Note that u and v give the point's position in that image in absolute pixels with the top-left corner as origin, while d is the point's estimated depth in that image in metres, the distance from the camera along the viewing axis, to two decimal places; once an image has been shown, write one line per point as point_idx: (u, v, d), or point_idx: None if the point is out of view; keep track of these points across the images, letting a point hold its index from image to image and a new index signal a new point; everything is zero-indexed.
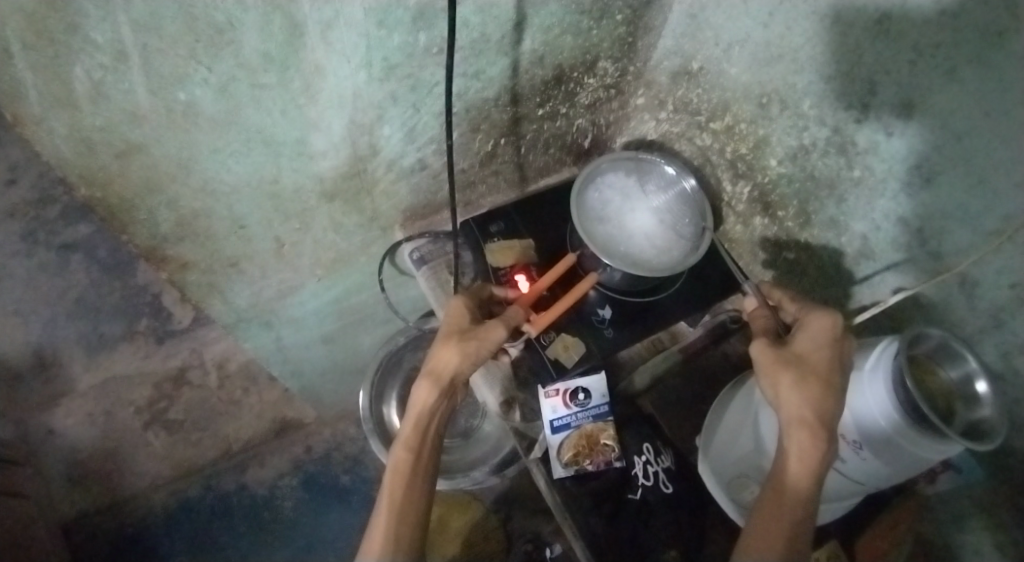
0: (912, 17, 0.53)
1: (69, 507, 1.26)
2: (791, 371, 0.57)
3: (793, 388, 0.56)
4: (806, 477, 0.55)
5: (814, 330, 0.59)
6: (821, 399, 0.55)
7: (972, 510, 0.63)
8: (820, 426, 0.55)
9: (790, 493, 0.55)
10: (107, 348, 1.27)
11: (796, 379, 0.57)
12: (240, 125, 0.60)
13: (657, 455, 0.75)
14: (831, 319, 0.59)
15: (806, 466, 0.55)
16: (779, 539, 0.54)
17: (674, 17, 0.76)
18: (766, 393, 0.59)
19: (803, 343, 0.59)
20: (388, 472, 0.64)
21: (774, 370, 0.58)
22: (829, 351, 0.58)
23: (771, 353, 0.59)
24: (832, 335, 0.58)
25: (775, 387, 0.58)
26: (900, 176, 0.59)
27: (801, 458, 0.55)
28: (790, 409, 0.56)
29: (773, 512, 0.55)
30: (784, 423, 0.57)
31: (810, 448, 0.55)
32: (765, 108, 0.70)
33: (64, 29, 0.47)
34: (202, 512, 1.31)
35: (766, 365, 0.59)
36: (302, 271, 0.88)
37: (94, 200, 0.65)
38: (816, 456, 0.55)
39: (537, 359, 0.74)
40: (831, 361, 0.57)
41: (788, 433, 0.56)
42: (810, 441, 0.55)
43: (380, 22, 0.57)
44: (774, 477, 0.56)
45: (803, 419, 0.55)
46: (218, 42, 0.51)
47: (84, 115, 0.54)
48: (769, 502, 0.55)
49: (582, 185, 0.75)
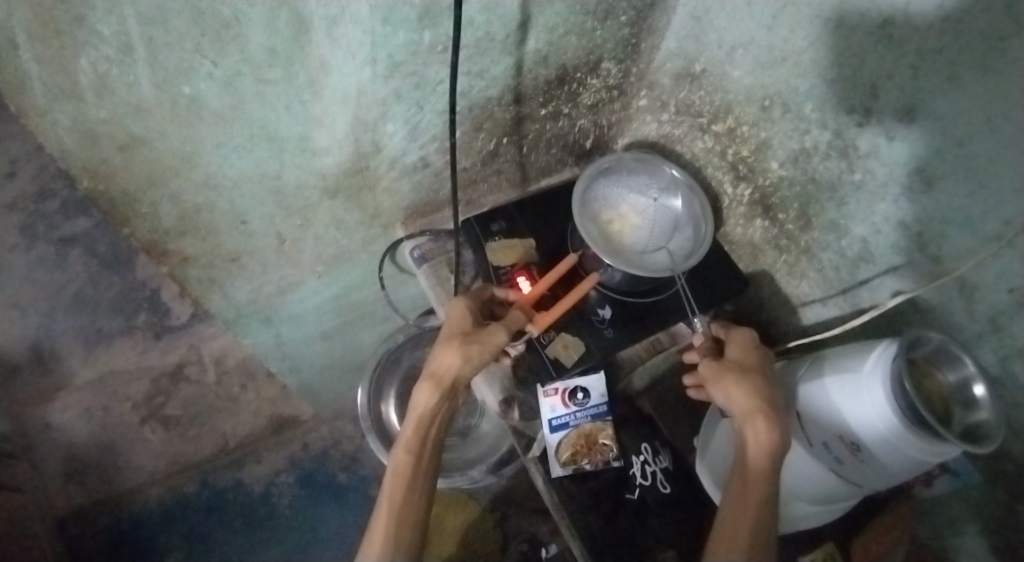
0: (915, 22, 0.53)
1: (64, 503, 1.24)
2: (735, 372, 0.61)
3: (738, 384, 0.60)
4: (768, 462, 0.56)
5: (739, 341, 0.66)
6: (765, 392, 0.59)
7: (966, 514, 0.64)
8: (769, 411, 0.57)
9: (756, 480, 0.56)
10: (105, 343, 1.30)
11: (741, 378, 0.60)
12: (245, 120, 0.60)
13: (656, 456, 0.76)
14: (748, 332, 0.66)
15: (766, 452, 0.56)
16: (750, 525, 0.55)
17: (678, 19, 0.76)
18: (717, 397, 0.61)
19: (733, 352, 0.65)
20: (388, 474, 0.64)
21: (721, 375, 0.62)
22: (755, 356, 0.64)
23: (715, 363, 0.63)
24: (753, 345, 0.65)
25: (726, 389, 0.60)
26: (901, 181, 0.60)
27: (758, 443, 0.56)
28: (741, 405, 0.59)
29: (743, 501, 0.55)
30: (737, 419, 0.59)
31: (765, 431, 0.56)
32: (767, 111, 0.70)
33: (71, 21, 0.46)
34: (198, 508, 1.29)
35: (713, 372, 0.62)
36: (302, 268, 0.88)
37: (96, 193, 0.64)
38: (773, 439, 0.56)
39: (537, 359, 0.73)
40: (760, 364, 0.63)
41: (744, 424, 0.58)
42: (765, 426, 0.57)
43: (386, 19, 0.57)
44: (739, 469, 0.57)
45: (754, 408, 0.58)
46: (224, 37, 0.51)
47: (89, 108, 0.54)
48: (738, 493, 0.56)
49: (587, 180, 0.76)
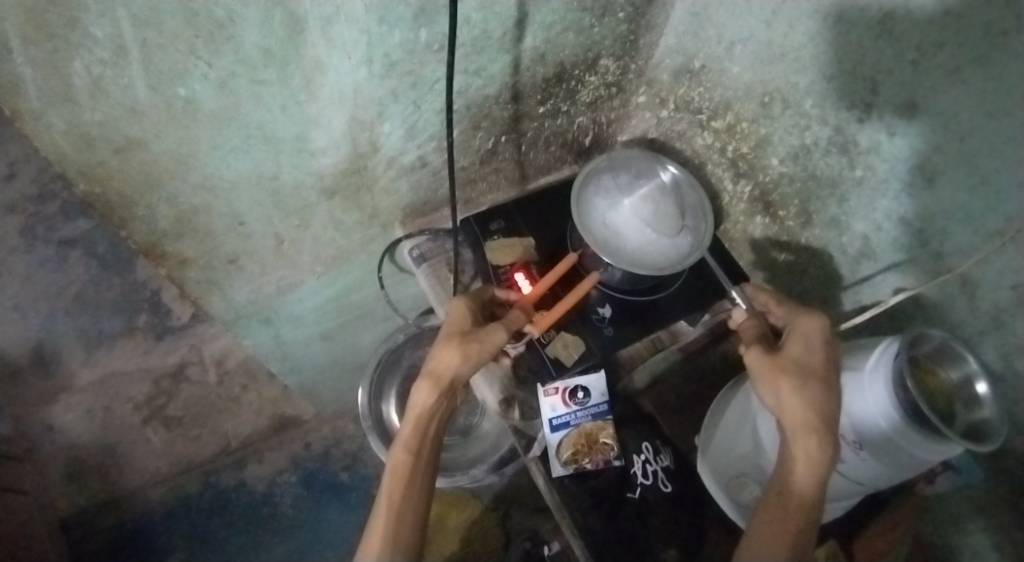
0: (914, 17, 0.53)
1: (67, 504, 1.27)
2: (794, 378, 0.58)
3: (797, 396, 0.57)
4: (813, 484, 0.55)
5: (805, 333, 0.61)
6: (824, 405, 0.56)
7: (971, 510, 0.63)
8: (825, 431, 0.55)
9: (799, 500, 0.55)
10: (106, 345, 1.26)
11: (799, 386, 0.57)
12: (239, 120, 0.60)
13: (657, 455, 0.75)
14: (819, 327, 0.61)
15: (812, 471, 0.55)
16: (790, 542, 0.54)
17: (677, 15, 0.76)
18: (768, 401, 0.59)
19: (798, 350, 0.60)
20: (387, 473, 0.63)
21: (775, 378, 0.59)
22: (822, 356, 0.59)
23: (772, 363, 0.60)
24: (821, 343, 0.60)
25: (778, 395, 0.58)
26: (902, 177, 0.59)
27: (806, 464, 0.55)
28: (794, 416, 0.56)
29: (782, 518, 0.55)
30: (787, 430, 0.57)
31: (817, 452, 0.55)
32: (767, 107, 0.70)
33: (63, 24, 0.46)
34: (200, 509, 1.33)
35: (767, 376, 0.59)
36: (301, 268, 0.88)
37: (93, 195, 0.64)
38: (821, 462, 0.55)
39: (537, 359, 0.74)
40: (827, 368, 0.58)
41: (793, 439, 0.56)
42: (818, 447, 0.55)
43: (381, 18, 0.56)
44: (779, 484, 0.56)
45: (809, 425, 0.56)
46: (219, 37, 0.51)
47: (83, 110, 0.54)
48: (776, 509, 0.55)
49: (601, 164, 0.76)
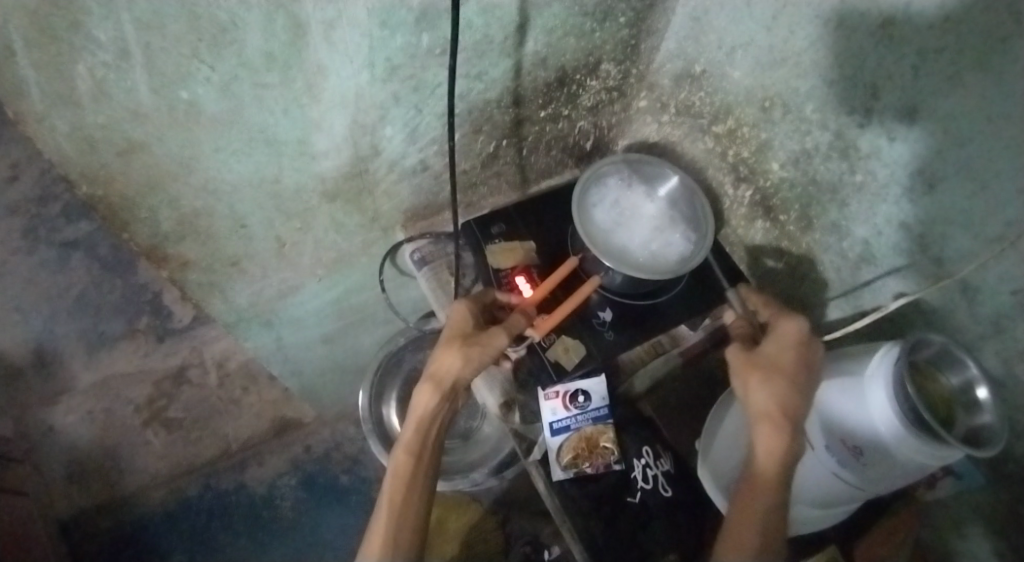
0: (915, 22, 0.53)
1: (67, 504, 1.25)
2: (759, 370, 0.60)
3: (759, 387, 0.59)
4: (774, 470, 0.57)
5: (782, 333, 0.62)
6: (786, 394, 0.58)
7: (971, 516, 0.63)
8: (783, 418, 0.57)
9: (763, 486, 0.57)
10: (108, 346, 1.29)
11: (762, 377, 0.59)
12: (241, 124, 0.60)
13: (657, 459, 0.75)
14: (796, 323, 0.62)
15: (773, 458, 0.57)
16: (756, 528, 0.56)
17: (678, 20, 0.76)
18: (738, 393, 0.61)
19: (769, 344, 0.62)
20: (389, 475, 0.64)
21: (742, 371, 0.61)
22: (792, 350, 0.60)
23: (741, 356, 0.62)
24: (795, 337, 0.61)
25: (744, 387, 0.60)
26: (902, 182, 0.59)
27: (767, 451, 0.57)
28: (757, 406, 0.59)
29: (748, 504, 0.57)
30: (752, 420, 0.59)
31: (775, 439, 0.57)
32: (767, 112, 0.70)
33: (67, 27, 0.46)
34: (202, 510, 1.31)
35: (734, 369, 0.62)
36: (302, 271, 0.88)
37: (95, 198, 0.64)
38: (781, 448, 0.57)
39: (538, 363, 0.73)
40: (795, 360, 0.60)
41: (756, 428, 0.58)
42: (776, 434, 0.57)
43: (383, 23, 0.57)
44: (747, 472, 0.58)
45: (768, 414, 0.58)
46: (221, 41, 0.51)
47: (87, 113, 0.54)
48: (742, 496, 0.57)
49: (604, 168, 0.76)
